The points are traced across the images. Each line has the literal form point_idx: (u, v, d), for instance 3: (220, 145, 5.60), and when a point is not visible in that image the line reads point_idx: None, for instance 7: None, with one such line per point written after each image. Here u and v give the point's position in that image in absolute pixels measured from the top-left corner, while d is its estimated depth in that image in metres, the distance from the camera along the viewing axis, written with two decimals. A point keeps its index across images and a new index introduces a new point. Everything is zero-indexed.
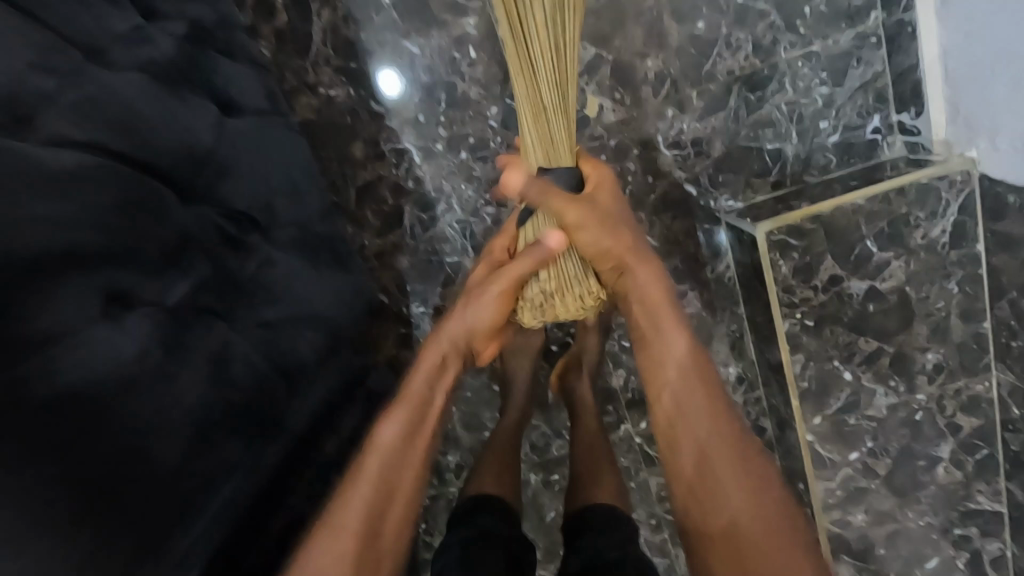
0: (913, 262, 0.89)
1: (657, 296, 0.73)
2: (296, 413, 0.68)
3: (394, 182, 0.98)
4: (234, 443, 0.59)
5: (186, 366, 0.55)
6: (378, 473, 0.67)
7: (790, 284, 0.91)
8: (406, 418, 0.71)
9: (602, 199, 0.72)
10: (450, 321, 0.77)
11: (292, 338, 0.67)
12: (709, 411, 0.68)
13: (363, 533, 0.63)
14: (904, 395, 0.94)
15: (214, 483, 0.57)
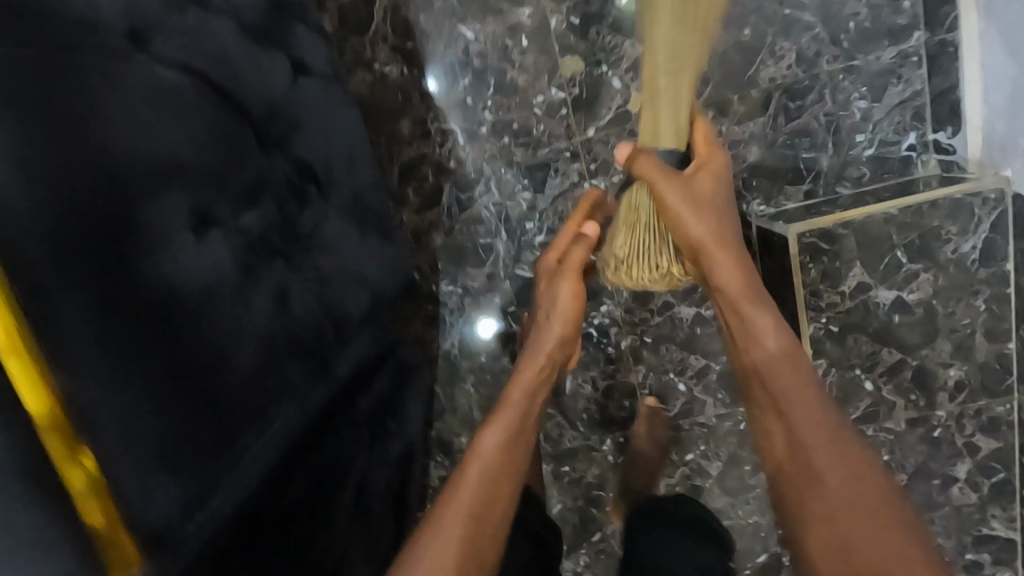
0: (941, 275, 0.88)
1: (737, 285, 0.77)
2: (341, 364, 0.70)
3: (437, 161, 1.01)
4: (290, 387, 0.63)
5: (255, 298, 0.60)
6: (481, 467, 0.74)
7: (817, 289, 0.91)
8: (507, 426, 0.80)
9: (702, 182, 0.80)
10: (543, 337, 0.91)
11: (337, 293, 0.69)
12: (798, 389, 0.70)
13: (471, 521, 0.69)
14: (924, 410, 0.95)
15: (265, 417, 0.60)
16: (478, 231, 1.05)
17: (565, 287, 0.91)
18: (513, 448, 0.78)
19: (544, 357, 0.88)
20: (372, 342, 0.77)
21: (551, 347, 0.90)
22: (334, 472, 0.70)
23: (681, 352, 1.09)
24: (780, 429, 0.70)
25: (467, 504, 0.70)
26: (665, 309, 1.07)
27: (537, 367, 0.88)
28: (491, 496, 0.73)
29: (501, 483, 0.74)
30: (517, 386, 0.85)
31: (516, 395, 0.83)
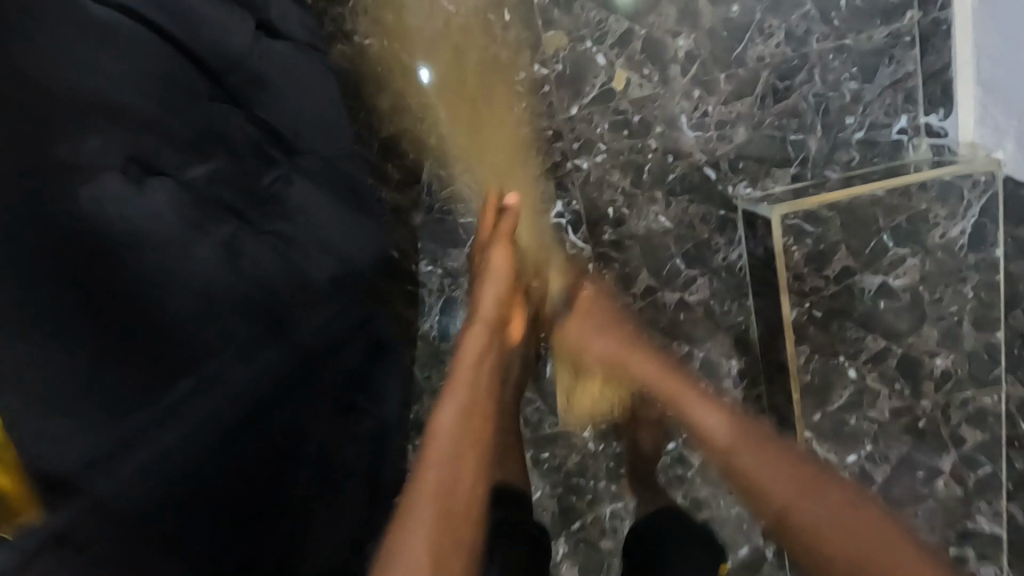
0: (929, 261, 0.86)
1: (677, 397, 0.86)
2: (306, 334, 0.67)
3: (417, 138, 1.00)
4: (248, 359, 0.61)
5: (205, 257, 0.58)
6: (443, 443, 0.72)
7: (801, 272, 0.88)
8: (462, 399, 0.77)
9: (591, 319, 0.96)
10: (482, 300, 0.88)
11: (300, 261, 0.67)
12: (760, 444, 0.77)
13: (440, 499, 0.67)
14: (909, 400, 0.92)
15: (216, 388, 0.59)
16: (459, 209, 1.04)
17: (501, 253, 0.90)
18: (471, 421, 0.76)
19: (482, 324, 0.86)
20: (344, 313, 0.75)
21: (490, 310, 0.87)
22: (293, 438, 0.68)
23: (665, 338, 1.06)
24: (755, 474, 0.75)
25: (432, 486, 0.68)
26: (648, 294, 1.05)
27: (481, 335, 0.85)
28: (458, 476, 0.70)
29: (467, 461, 0.72)
30: (464, 360, 0.82)
31: (466, 370, 0.80)
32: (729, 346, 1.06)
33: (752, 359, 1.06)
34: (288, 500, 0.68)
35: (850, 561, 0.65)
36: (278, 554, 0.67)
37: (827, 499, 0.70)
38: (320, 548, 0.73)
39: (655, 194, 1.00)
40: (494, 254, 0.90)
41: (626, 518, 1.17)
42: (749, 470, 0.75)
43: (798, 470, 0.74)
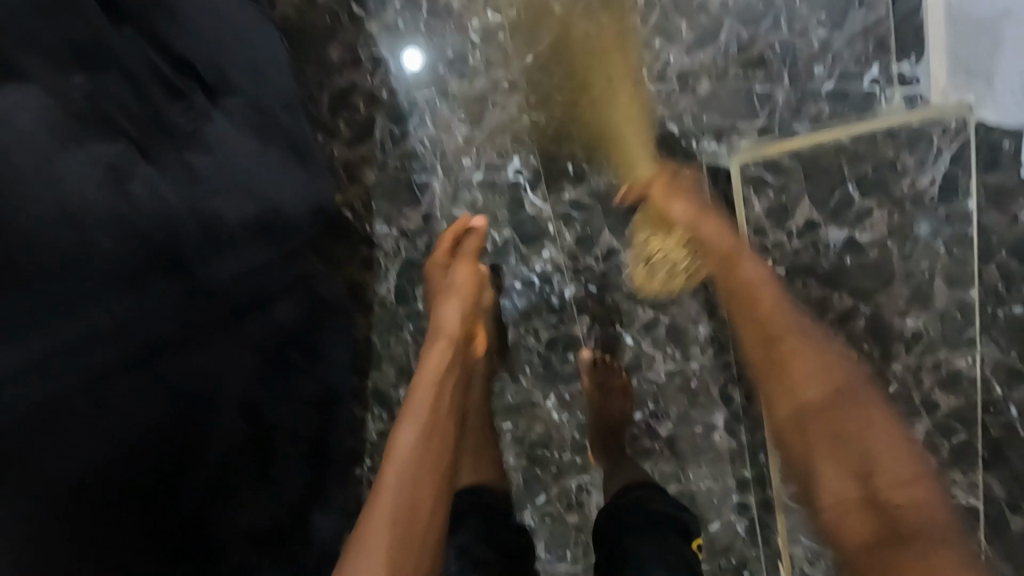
0: (897, 213, 0.83)
1: (788, 337, 0.68)
2: (220, 282, 0.63)
3: (369, 91, 0.97)
4: (150, 305, 0.56)
5: (130, 188, 0.54)
6: (400, 468, 0.68)
7: (762, 225, 0.87)
8: (421, 418, 0.73)
9: (704, 227, 0.81)
10: (444, 313, 0.86)
11: (211, 200, 0.61)
12: (846, 397, 0.64)
13: (399, 523, 0.64)
14: (879, 363, 0.87)
15: (116, 338, 0.53)
16: (413, 166, 0.99)
17: (462, 269, 0.90)
18: (430, 438, 0.72)
19: (445, 339, 0.83)
20: (268, 263, 0.70)
21: (451, 324, 0.85)
22: (206, 395, 0.63)
23: (630, 304, 1.04)
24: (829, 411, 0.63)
25: (391, 507, 0.65)
26: (610, 257, 1.02)
27: (443, 351, 0.81)
28: (417, 500, 0.67)
29: (427, 483, 0.68)
30: (422, 376, 0.77)
31: (427, 389, 0.76)
32: (697, 310, 1.03)
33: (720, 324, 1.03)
34: (203, 463, 0.63)
35: (918, 516, 0.57)
36: (185, 523, 0.63)
37: (868, 417, 0.62)
38: (238, 521, 0.69)
39: (615, 151, 0.96)
40: (455, 270, 0.90)
41: (593, 494, 1.12)
42: (796, 359, 0.67)
43: (845, 378, 0.65)
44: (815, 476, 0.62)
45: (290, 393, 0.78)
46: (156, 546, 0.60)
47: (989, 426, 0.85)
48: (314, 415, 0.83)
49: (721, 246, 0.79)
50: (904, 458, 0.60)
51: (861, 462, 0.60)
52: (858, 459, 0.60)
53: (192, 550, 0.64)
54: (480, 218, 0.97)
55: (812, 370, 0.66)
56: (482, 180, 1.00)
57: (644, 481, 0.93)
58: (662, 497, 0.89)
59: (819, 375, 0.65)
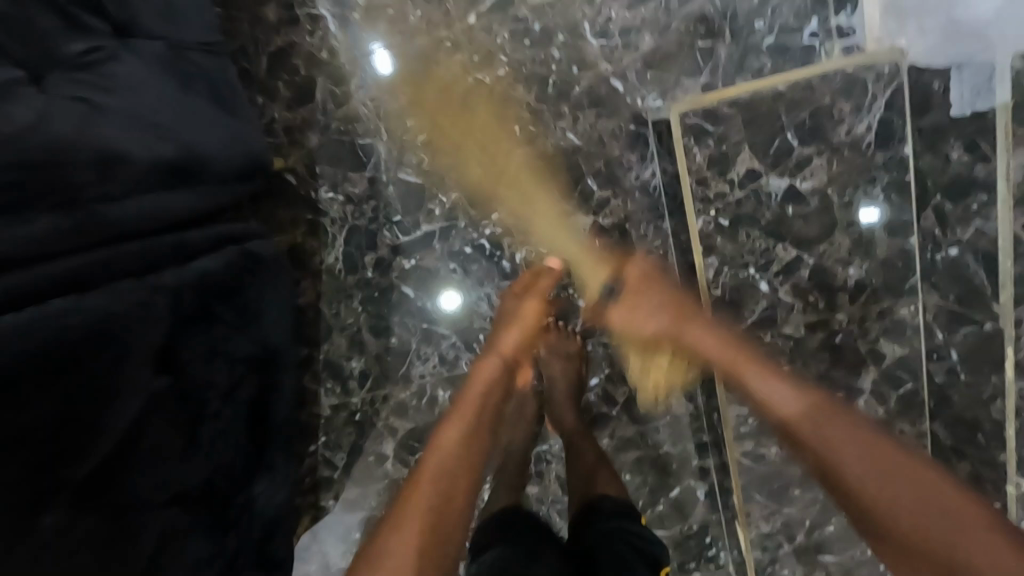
0: (836, 160, 0.82)
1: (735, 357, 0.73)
2: (128, 226, 0.62)
3: (309, 52, 0.97)
4: (48, 234, 0.54)
5: (12, 111, 0.53)
6: (442, 464, 0.70)
7: (704, 176, 0.85)
8: (464, 418, 0.76)
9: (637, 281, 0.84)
10: (505, 337, 0.88)
11: (115, 135, 0.61)
12: (848, 431, 0.61)
13: (431, 515, 0.66)
14: (824, 313, 0.88)
15: (13, 263, 0.52)
16: (357, 129, 0.98)
17: (529, 300, 0.91)
18: (472, 440, 0.74)
19: (498, 358, 0.86)
20: (189, 213, 0.70)
21: (510, 349, 0.87)
22: (121, 333, 0.60)
23: (580, 266, 1.02)
24: (840, 438, 0.61)
25: (430, 492, 0.68)
26: (561, 219, 1.00)
27: (491, 367, 0.84)
28: (455, 490, 0.69)
29: (462, 480, 0.70)
30: (470, 392, 0.81)
31: (475, 398, 0.80)
32: None
33: None
34: (121, 409, 0.60)
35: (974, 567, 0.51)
36: (97, 471, 0.59)
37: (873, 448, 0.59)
38: (159, 481, 0.66)
39: (560, 110, 0.96)
40: (527, 302, 0.91)
41: (552, 462, 1.13)
42: (782, 401, 0.67)
43: (876, 444, 0.60)
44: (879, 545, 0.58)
45: (218, 351, 0.75)
46: (66, 492, 0.56)
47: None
48: (247, 380, 0.81)
49: (717, 356, 0.75)
50: (939, 498, 0.55)
51: (908, 512, 0.55)
52: (903, 521, 0.55)
53: (102, 504, 0.60)
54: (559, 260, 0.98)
55: (849, 453, 0.60)
56: (428, 142, 0.98)
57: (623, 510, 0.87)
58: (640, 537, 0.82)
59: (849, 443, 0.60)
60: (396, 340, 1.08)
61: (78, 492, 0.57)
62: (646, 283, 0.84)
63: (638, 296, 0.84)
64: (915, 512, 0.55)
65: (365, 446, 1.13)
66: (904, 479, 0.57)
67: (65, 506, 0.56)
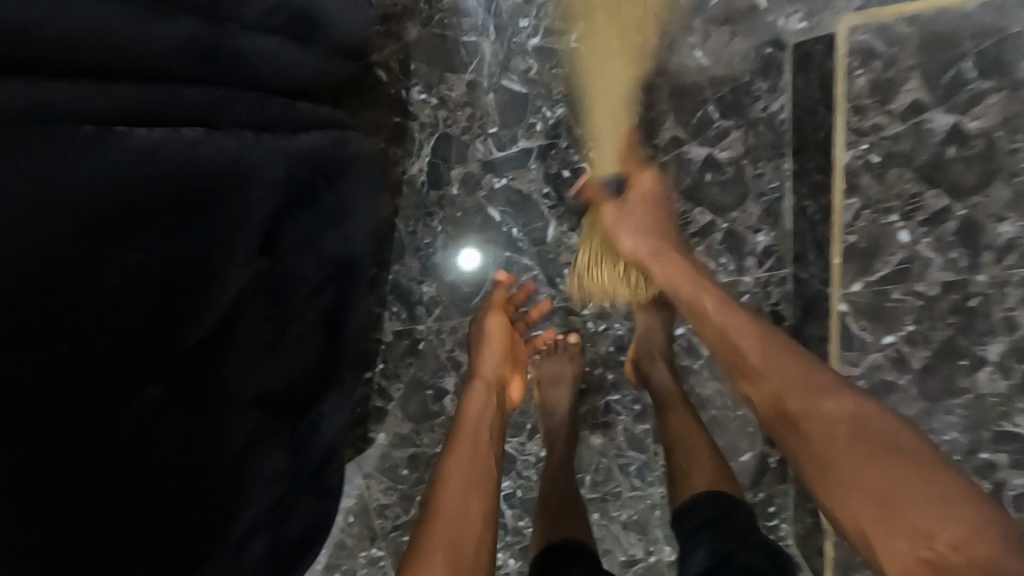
0: (1015, 97, 0.71)
1: (732, 321, 0.69)
2: (244, 71, 0.54)
3: None
4: (154, 57, 0.47)
5: None
6: (451, 500, 0.67)
7: (861, 102, 0.80)
8: (467, 450, 0.72)
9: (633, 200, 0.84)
10: (482, 364, 0.83)
11: None
12: (851, 432, 0.58)
13: (451, 556, 0.62)
14: (964, 273, 0.78)
15: (105, 83, 0.45)
16: (463, 24, 0.89)
17: (491, 318, 0.88)
18: (472, 470, 0.71)
19: (480, 383, 0.81)
20: (297, 78, 0.60)
21: (491, 373, 0.83)
22: (226, 200, 0.51)
23: (686, 204, 0.94)
24: (834, 426, 0.59)
25: (443, 542, 0.63)
26: (673, 147, 0.92)
27: (480, 393, 0.79)
28: (466, 528, 0.65)
29: (473, 506, 0.67)
30: (465, 422, 0.76)
31: (465, 428, 0.75)
32: (759, 217, 0.94)
33: (784, 235, 0.94)
34: (218, 287, 0.52)
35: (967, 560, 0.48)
36: (192, 359, 0.52)
37: (853, 424, 0.58)
38: (251, 376, 0.57)
39: (692, 23, 0.86)
40: (499, 331, 0.87)
41: (620, 415, 1.08)
42: (778, 391, 0.63)
43: (862, 427, 0.58)
44: (844, 522, 0.57)
45: (316, 246, 0.63)
46: (154, 375, 0.50)
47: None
48: (330, 287, 0.66)
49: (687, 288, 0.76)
50: (938, 499, 0.52)
51: (888, 501, 0.54)
52: (880, 493, 0.54)
53: (201, 390, 0.53)
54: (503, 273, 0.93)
55: (822, 429, 0.59)
56: (540, 46, 0.89)
57: (710, 519, 0.75)
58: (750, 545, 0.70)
59: (822, 418, 0.59)
60: (473, 267, 1.00)
61: (169, 376, 0.51)
62: (648, 202, 0.84)
63: (630, 214, 0.83)
64: (887, 485, 0.54)
65: (422, 380, 1.06)
66: (868, 458, 0.56)
67: (160, 385, 0.50)
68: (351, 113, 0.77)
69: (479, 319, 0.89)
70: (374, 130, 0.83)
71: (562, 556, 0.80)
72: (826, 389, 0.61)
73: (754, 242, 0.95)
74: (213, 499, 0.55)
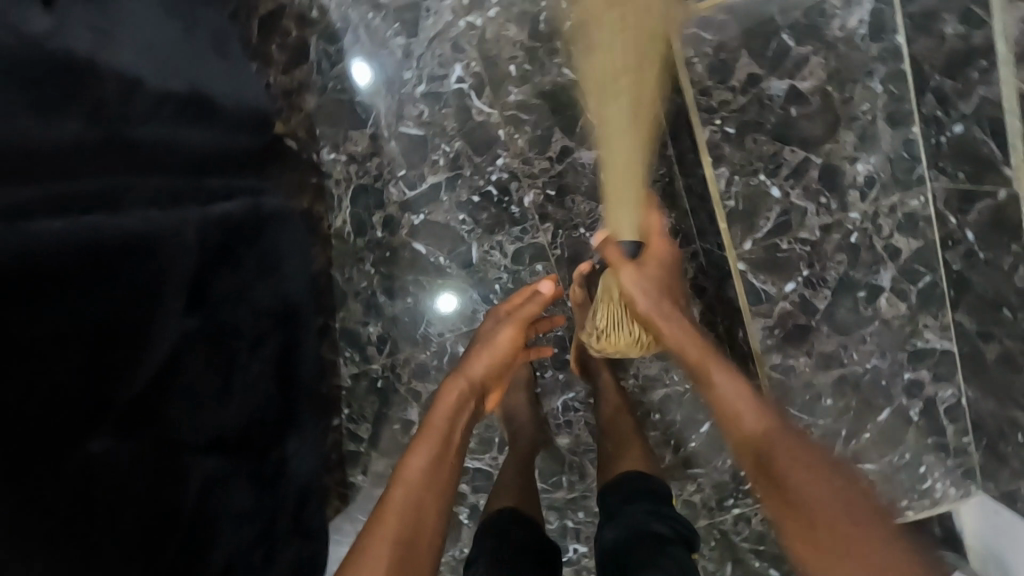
0: (831, 57, 0.83)
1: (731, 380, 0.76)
2: (150, 152, 0.63)
3: (298, 12, 0.95)
4: (67, 141, 0.54)
5: (25, 18, 0.52)
6: (407, 495, 0.72)
7: (705, 86, 0.87)
8: (432, 446, 0.78)
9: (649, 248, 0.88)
10: (471, 366, 0.88)
11: (124, 58, 0.61)
12: (821, 482, 0.65)
13: (400, 545, 0.68)
14: (836, 214, 0.89)
15: (11, 175, 0.49)
16: (354, 86, 0.99)
17: (506, 328, 0.92)
18: (434, 470, 0.76)
19: (464, 382, 0.87)
20: (201, 154, 0.70)
21: (477, 374, 0.88)
22: (153, 266, 0.59)
23: (590, 204, 1.02)
24: (803, 471, 0.66)
25: (392, 532, 0.69)
26: (565, 156, 1.01)
27: (455, 392, 0.85)
28: (420, 520, 0.71)
29: (429, 502, 0.73)
30: (434, 420, 0.81)
31: (438, 423, 0.81)
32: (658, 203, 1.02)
33: (682, 214, 1.03)
34: (156, 342, 0.60)
35: None
36: (139, 409, 0.59)
37: (818, 467, 0.66)
38: (196, 424, 0.65)
39: (554, 46, 0.97)
40: (505, 335, 0.92)
41: (579, 411, 1.13)
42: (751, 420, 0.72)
43: (823, 468, 0.66)
44: None
45: (243, 298, 0.74)
46: (106, 425, 0.56)
47: (966, 235, 0.83)
48: (271, 336, 0.79)
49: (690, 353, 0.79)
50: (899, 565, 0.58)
51: (849, 562, 0.59)
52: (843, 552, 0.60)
53: (146, 440, 0.60)
54: (548, 283, 0.98)
55: (798, 471, 0.66)
56: (426, 93, 0.99)
57: (637, 491, 0.80)
58: (666, 524, 0.75)
59: (794, 459, 0.67)
60: (412, 300, 1.07)
61: (120, 425, 0.57)
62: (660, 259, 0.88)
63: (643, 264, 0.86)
64: (845, 536, 0.61)
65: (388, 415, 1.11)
66: (837, 515, 0.62)
67: (109, 436, 0.56)
68: (266, 175, 0.85)
69: (486, 326, 0.96)
70: (291, 191, 0.91)
71: (502, 527, 0.82)
72: (806, 457, 0.67)
73: None
74: (162, 537, 0.61)
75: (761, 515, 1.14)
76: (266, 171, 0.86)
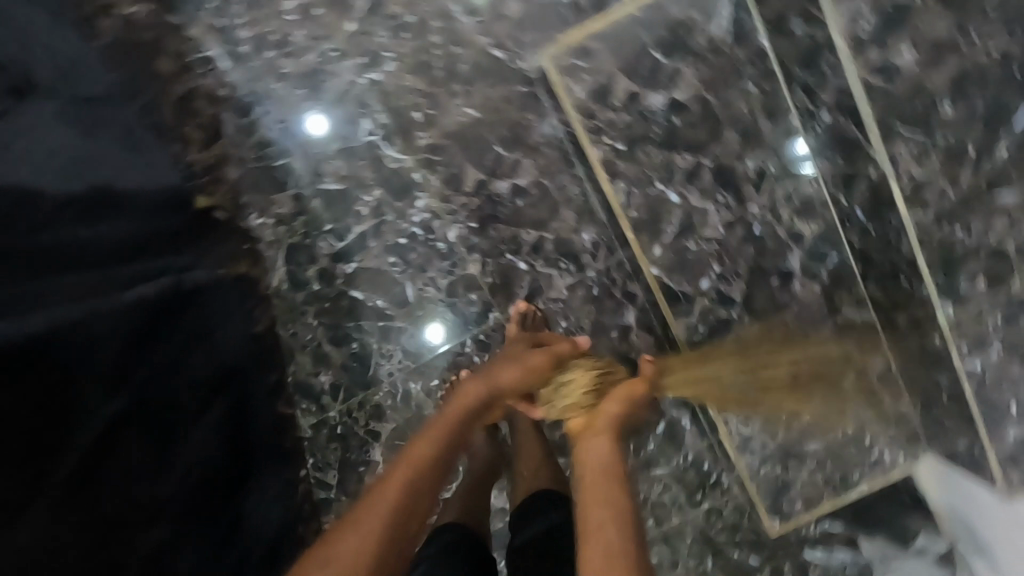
0: (700, 65, 0.89)
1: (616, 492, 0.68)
2: (63, 249, 0.67)
3: (208, 91, 1.02)
4: None
5: None
6: (411, 478, 0.69)
7: (589, 109, 0.95)
8: (445, 435, 0.77)
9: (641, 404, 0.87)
10: (500, 371, 0.87)
11: (18, 171, 0.65)
12: None
13: (393, 525, 0.65)
14: (736, 210, 0.95)
15: None
16: (272, 152, 1.05)
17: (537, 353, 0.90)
18: (441, 458, 0.74)
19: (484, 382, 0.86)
20: (120, 241, 0.74)
21: (503, 379, 0.87)
22: (68, 350, 0.65)
23: (512, 231, 1.08)
24: None
25: (391, 506, 0.66)
26: (480, 189, 1.07)
27: (474, 391, 0.84)
28: (417, 503, 0.68)
29: (429, 490, 0.70)
30: (450, 414, 0.80)
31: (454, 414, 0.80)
32: (576, 219, 1.06)
33: (602, 228, 1.06)
34: (81, 421, 0.66)
35: None
36: (71, 486, 0.64)
37: None
38: (135, 494, 0.69)
39: (453, 89, 1.03)
40: (534, 357, 0.90)
41: None
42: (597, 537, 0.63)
43: None
44: None
45: (177, 371, 0.77)
46: (38, 505, 0.61)
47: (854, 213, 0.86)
48: (214, 404, 0.82)
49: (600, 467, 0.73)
50: None
51: None
52: None
53: (81, 514, 0.64)
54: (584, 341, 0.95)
55: None
56: (340, 149, 1.06)
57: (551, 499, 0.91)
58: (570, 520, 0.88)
59: None
60: (358, 345, 1.11)
61: (55, 503, 0.62)
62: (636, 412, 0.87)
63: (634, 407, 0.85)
64: None
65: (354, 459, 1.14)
66: None
67: (41, 515, 0.61)
68: (205, 247, 0.90)
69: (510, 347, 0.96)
70: (233, 257, 0.95)
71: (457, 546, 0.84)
72: None
73: (581, 240, 1.07)
74: None
75: (731, 505, 1.15)
76: (206, 241, 0.91)
